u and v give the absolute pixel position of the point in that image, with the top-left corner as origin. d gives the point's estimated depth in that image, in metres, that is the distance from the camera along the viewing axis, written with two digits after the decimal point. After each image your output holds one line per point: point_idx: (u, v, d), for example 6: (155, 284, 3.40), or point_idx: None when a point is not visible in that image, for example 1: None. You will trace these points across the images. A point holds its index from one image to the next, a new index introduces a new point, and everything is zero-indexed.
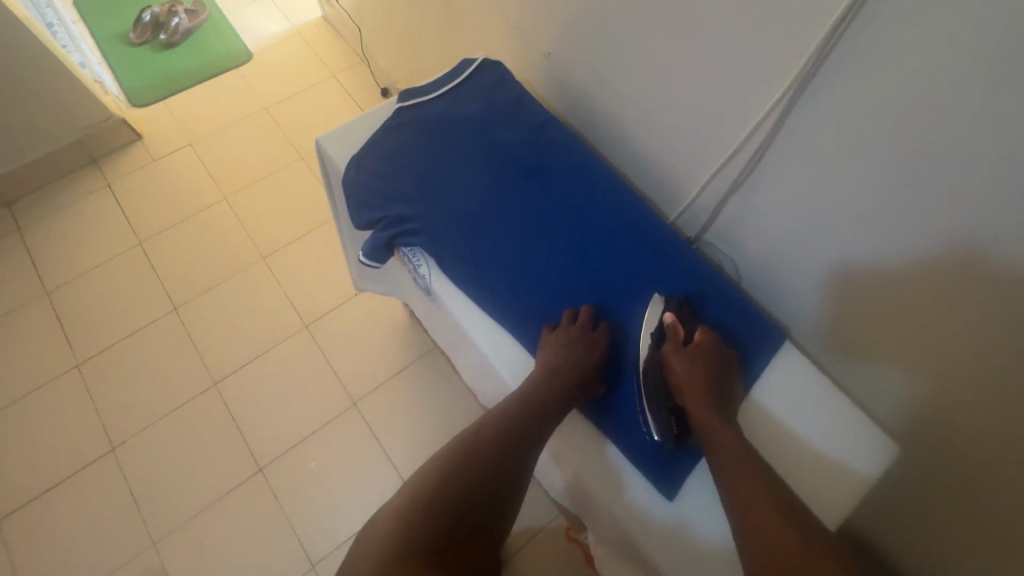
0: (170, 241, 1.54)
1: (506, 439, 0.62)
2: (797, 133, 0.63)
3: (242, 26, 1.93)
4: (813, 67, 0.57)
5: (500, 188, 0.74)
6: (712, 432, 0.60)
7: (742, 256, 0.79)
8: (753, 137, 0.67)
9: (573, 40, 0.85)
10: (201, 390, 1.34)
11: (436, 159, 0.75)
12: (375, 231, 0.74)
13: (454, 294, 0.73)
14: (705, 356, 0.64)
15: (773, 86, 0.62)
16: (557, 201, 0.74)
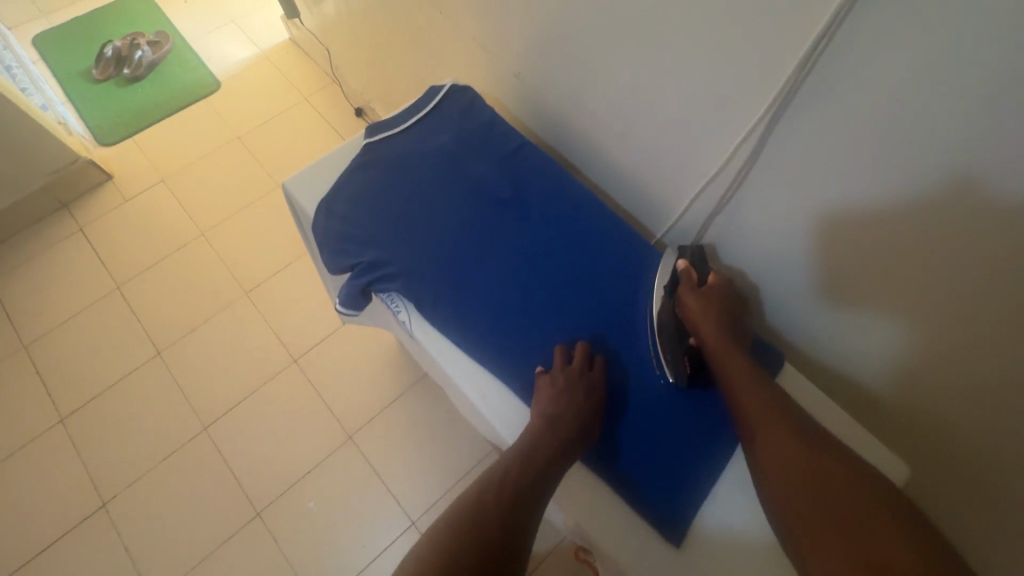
0: (151, 281, 1.50)
1: (519, 481, 0.56)
2: (780, 147, 0.60)
3: (207, 54, 1.89)
4: (793, 76, 0.54)
5: (476, 227, 0.71)
6: (728, 362, 0.61)
7: (738, 271, 0.76)
8: (738, 149, 0.64)
9: (542, 54, 0.82)
10: (192, 437, 1.30)
11: (401, 198, 0.72)
12: (350, 277, 0.71)
13: (443, 338, 0.70)
14: (719, 297, 0.64)
15: (762, 90, 0.58)
16: (535, 234, 0.71)
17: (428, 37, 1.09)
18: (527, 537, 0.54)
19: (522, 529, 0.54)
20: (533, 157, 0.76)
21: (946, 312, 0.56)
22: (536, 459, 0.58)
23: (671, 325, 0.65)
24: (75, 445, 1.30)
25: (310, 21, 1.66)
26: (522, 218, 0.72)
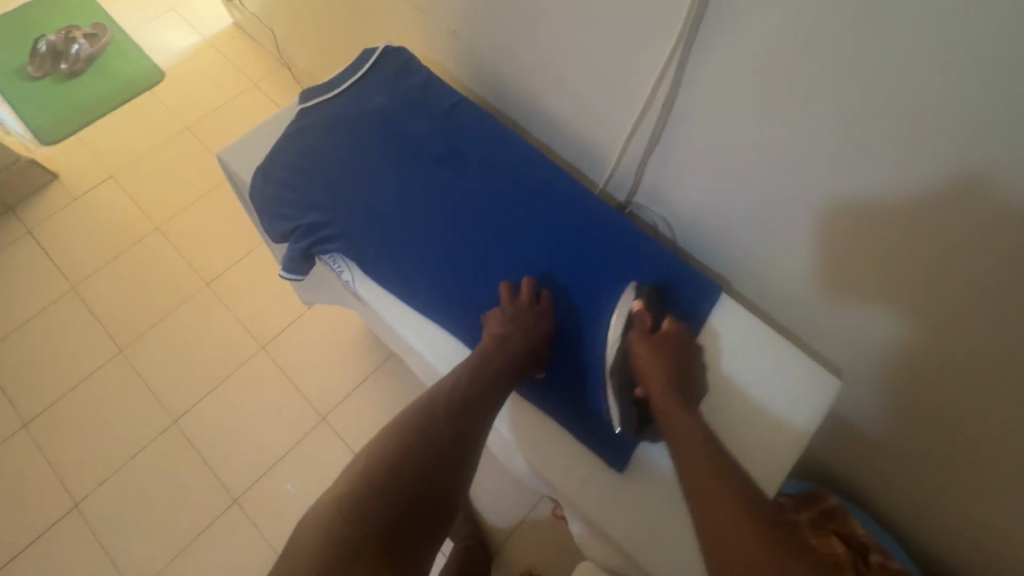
0: (107, 279, 1.47)
1: (466, 398, 0.59)
2: (697, 85, 0.62)
3: (147, 43, 1.82)
4: (699, 10, 0.56)
5: (414, 183, 0.72)
6: (671, 416, 0.58)
7: (675, 212, 0.78)
8: (659, 90, 0.65)
9: (469, 10, 0.82)
10: (161, 431, 1.29)
11: (340, 162, 0.72)
12: (291, 241, 0.71)
13: (389, 296, 0.71)
14: (671, 346, 0.62)
15: (673, 21, 0.59)
16: (475, 187, 0.72)
17: (365, 6, 1.08)
18: (472, 447, 0.57)
19: (468, 440, 0.57)
20: (469, 113, 0.77)
21: (857, 227, 0.60)
22: (484, 379, 0.61)
23: (619, 376, 0.63)
24: (42, 449, 1.28)
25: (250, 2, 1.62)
26: (460, 171, 0.73)
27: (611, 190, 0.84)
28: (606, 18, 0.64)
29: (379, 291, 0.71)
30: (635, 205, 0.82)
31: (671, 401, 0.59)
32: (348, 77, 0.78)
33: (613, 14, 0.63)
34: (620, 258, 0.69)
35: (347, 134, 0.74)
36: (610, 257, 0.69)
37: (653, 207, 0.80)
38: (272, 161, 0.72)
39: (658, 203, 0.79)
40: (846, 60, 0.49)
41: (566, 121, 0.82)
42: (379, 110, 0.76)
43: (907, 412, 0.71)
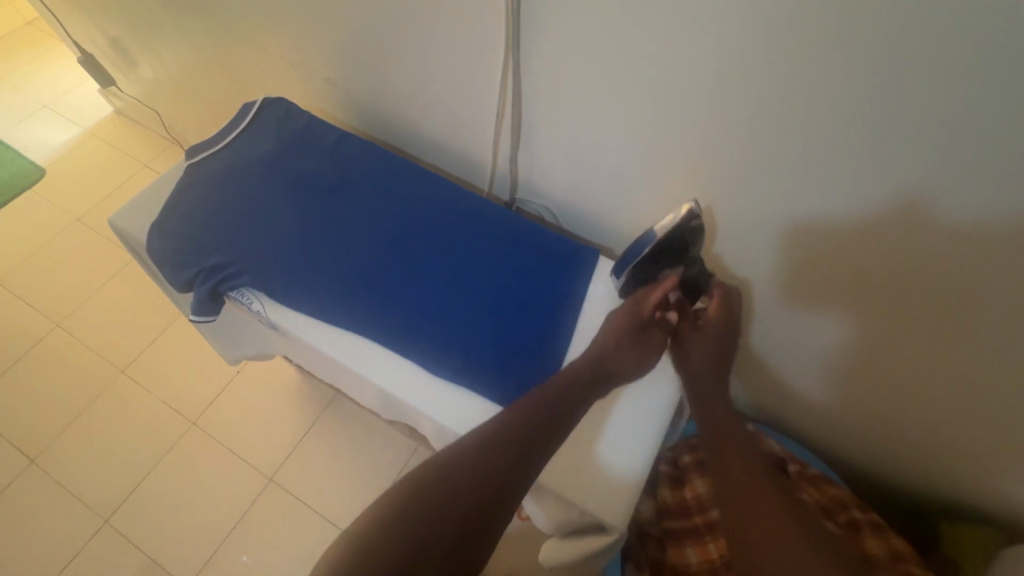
0: (6, 390, 1.36)
1: (508, 443, 0.60)
2: (534, 86, 0.72)
3: (23, 144, 1.77)
4: (513, 24, 0.65)
5: (309, 213, 0.77)
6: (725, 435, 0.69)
7: (553, 200, 0.88)
8: (505, 94, 0.74)
9: (338, 58, 0.90)
10: (91, 536, 1.20)
11: (235, 208, 0.76)
12: (197, 285, 0.73)
13: (301, 317, 0.73)
14: (718, 331, 0.72)
15: (498, 42, 0.68)
16: (369, 208, 0.78)
17: (242, 69, 1.14)
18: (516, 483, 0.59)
19: (503, 498, 0.58)
20: (351, 145, 0.83)
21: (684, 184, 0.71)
22: (531, 417, 0.62)
23: (641, 330, 0.72)
24: None
25: (126, 87, 1.62)
26: (349, 196, 0.79)
27: (497, 190, 0.93)
28: (447, 44, 0.74)
29: (292, 313, 0.73)
30: (518, 200, 0.91)
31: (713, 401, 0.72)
32: (230, 133, 0.83)
33: (452, 42, 0.73)
34: (509, 245, 0.77)
35: (238, 182, 0.78)
36: (498, 245, 0.77)
37: (534, 200, 0.90)
38: (167, 217, 0.75)
39: (538, 195, 0.89)
40: (631, 46, 0.60)
41: (445, 142, 0.91)
42: (267, 156, 0.80)
43: (778, 329, 0.82)
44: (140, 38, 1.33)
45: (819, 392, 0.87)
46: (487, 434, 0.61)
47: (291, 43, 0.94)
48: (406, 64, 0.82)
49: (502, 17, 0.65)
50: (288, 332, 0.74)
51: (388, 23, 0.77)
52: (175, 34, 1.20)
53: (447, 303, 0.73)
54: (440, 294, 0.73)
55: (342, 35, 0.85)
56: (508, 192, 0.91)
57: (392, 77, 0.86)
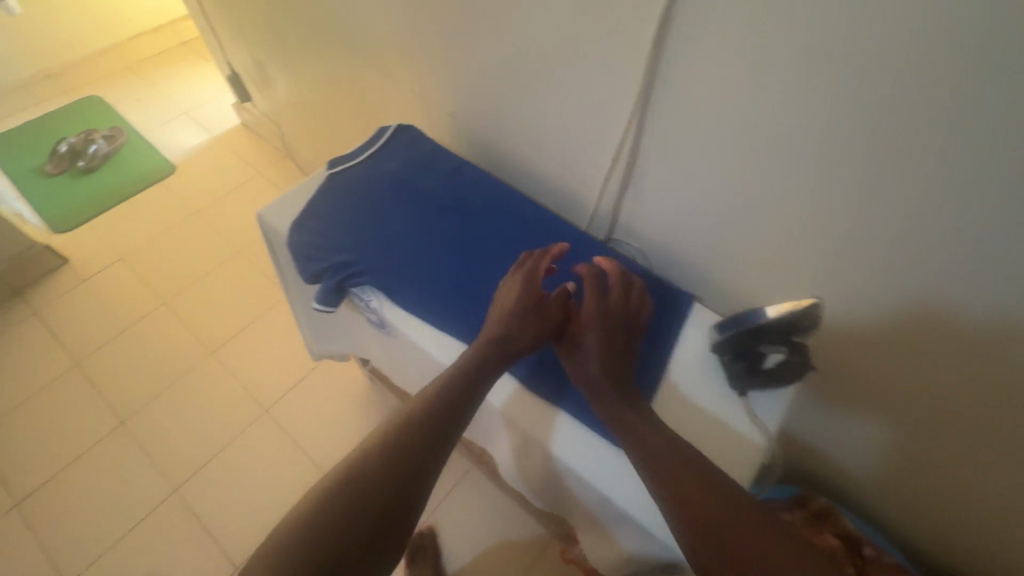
0: (109, 354, 1.50)
1: (422, 423, 0.61)
2: (654, 138, 0.77)
3: (162, 143, 2.01)
4: (649, 82, 0.71)
5: (429, 227, 0.84)
6: (652, 433, 0.62)
7: (648, 244, 0.91)
8: (625, 144, 0.81)
9: (467, 95, 1.00)
10: (162, 500, 1.28)
11: (365, 215, 0.85)
12: (324, 278, 0.81)
13: (412, 321, 0.79)
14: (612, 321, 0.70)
15: (629, 94, 0.75)
16: (482, 229, 0.85)
17: (372, 97, 1.28)
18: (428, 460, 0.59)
19: (420, 483, 0.57)
20: (470, 172, 0.92)
21: (786, 244, 0.73)
22: (441, 398, 0.64)
23: (535, 311, 0.71)
24: (34, 529, 1.24)
25: (260, 103, 1.84)
26: (466, 217, 0.86)
27: (593, 229, 0.98)
28: (578, 91, 0.81)
29: (405, 316, 0.79)
30: (613, 237, 0.95)
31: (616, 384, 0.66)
32: (366, 149, 0.93)
33: (583, 90, 0.80)
34: None
35: (371, 192, 0.87)
36: None
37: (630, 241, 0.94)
38: (309, 215, 0.84)
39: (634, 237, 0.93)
40: (761, 108, 0.64)
41: (551, 179, 0.98)
42: (396, 173, 0.90)
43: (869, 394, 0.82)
44: (285, 64, 1.52)
45: (865, 438, 0.87)
46: (393, 429, 0.60)
47: (427, 81, 1.06)
48: (530, 105, 0.90)
49: (639, 75, 0.72)
50: (397, 331, 0.80)
51: (524, 69, 0.86)
52: (318, 63, 1.37)
53: None
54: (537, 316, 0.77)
55: (478, 78, 0.95)
56: (605, 231, 0.96)
57: (514, 116, 0.95)
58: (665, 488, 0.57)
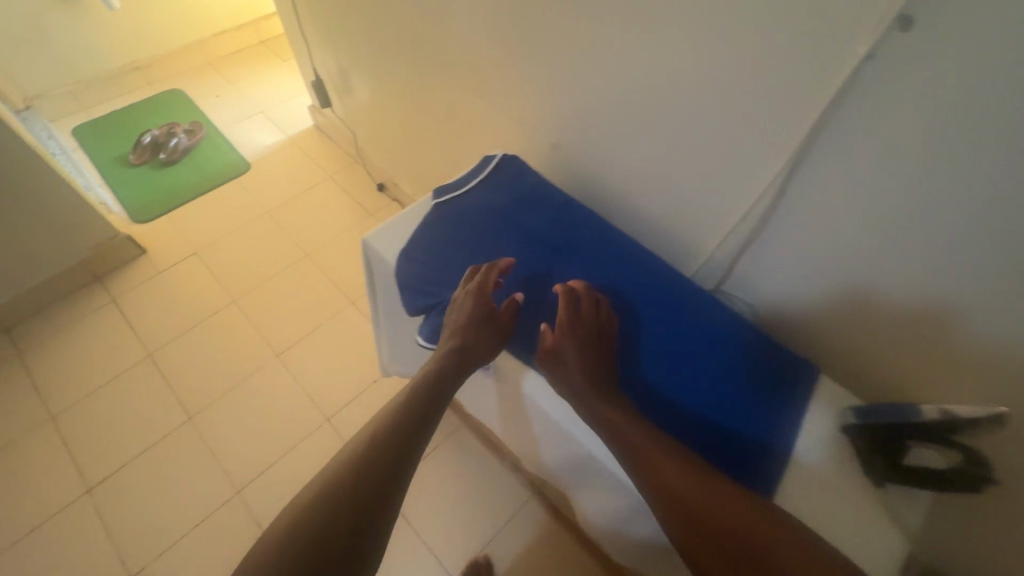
0: (180, 347, 1.53)
1: (394, 434, 0.64)
2: (795, 199, 0.73)
3: (238, 140, 2.06)
4: (806, 145, 0.67)
5: (541, 269, 0.82)
6: (614, 416, 0.65)
7: (762, 301, 0.87)
8: (759, 202, 0.76)
9: (576, 129, 0.97)
10: (224, 502, 1.29)
11: (477, 251, 0.83)
12: (432, 313, 0.80)
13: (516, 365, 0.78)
14: (572, 328, 0.72)
15: (779, 152, 0.70)
16: (595, 274, 0.82)
17: (463, 118, 1.26)
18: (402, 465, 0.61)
19: (395, 482, 0.59)
20: (579, 212, 0.89)
21: (939, 328, 0.67)
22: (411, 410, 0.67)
23: (486, 319, 0.75)
24: (102, 518, 1.26)
25: (337, 109, 1.86)
26: (578, 260, 0.84)
27: (698, 277, 0.94)
28: (712, 141, 0.77)
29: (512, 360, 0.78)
30: (719, 289, 0.92)
31: (589, 384, 0.68)
32: (477, 180, 0.91)
33: (720, 141, 0.76)
34: (731, 339, 0.76)
35: (482, 228, 0.85)
36: (721, 338, 0.76)
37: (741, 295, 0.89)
38: (420, 247, 0.83)
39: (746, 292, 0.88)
40: (945, 187, 0.58)
41: (658, 222, 0.95)
42: (507, 209, 0.88)
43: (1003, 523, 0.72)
44: (371, 76, 1.52)
45: None
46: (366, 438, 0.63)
47: (531, 111, 1.04)
48: (651, 148, 0.86)
49: (795, 138, 0.67)
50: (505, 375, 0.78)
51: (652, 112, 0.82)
52: (409, 79, 1.37)
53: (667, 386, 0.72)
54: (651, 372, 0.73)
55: (594, 115, 0.92)
56: (713, 282, 0.92)
57: (628, 156, 0.91)
58: (648, 484, 0.59)
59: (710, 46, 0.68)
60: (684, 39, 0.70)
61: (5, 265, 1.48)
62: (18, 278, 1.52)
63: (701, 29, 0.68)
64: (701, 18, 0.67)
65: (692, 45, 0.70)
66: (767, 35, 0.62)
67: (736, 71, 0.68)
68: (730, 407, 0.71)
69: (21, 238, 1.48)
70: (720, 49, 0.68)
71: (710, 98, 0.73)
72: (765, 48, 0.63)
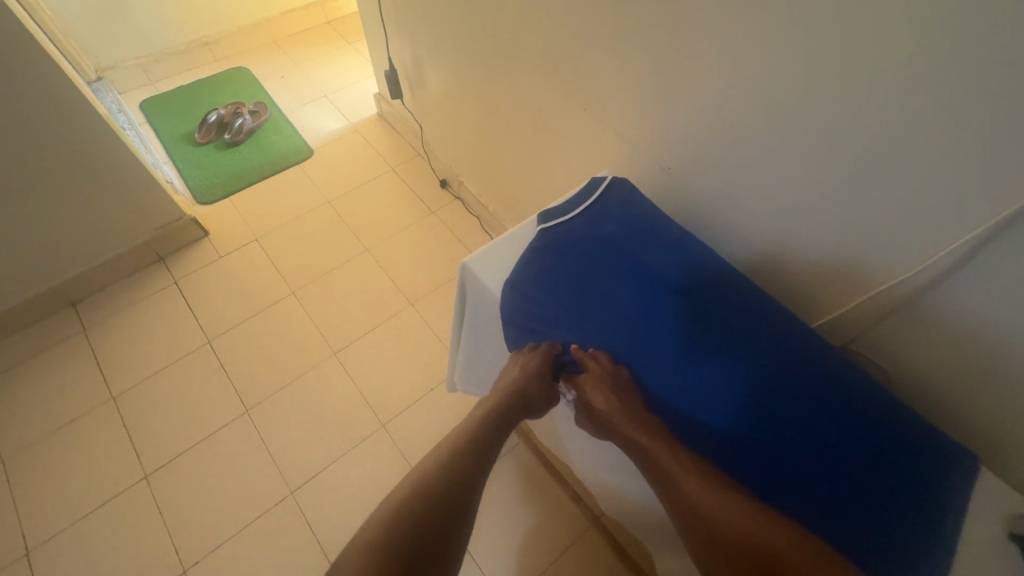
0: (239, 337, 1.53)
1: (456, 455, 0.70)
2: (978, 269, 0.63)
3: (302, 124, 2.02)
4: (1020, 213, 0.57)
5: (661, 314, 0.75)
6: (643, 439, 0.65)
7: (900, 366, 0.78)
8: (928, 265, 0.67)
9: (696, 155, 0.89)
10: (278, 500, 1.28)
11: (587, 289, 0.78)
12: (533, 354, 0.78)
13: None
14: (600, 373, 0.71)
15: (983, 214, 0.60)
16: (727, 323, 0.73)
17: (552, 125, 1.19)
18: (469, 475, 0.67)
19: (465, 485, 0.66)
20: (698, 250, 0.82)
21: None
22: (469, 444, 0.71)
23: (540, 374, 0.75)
24: (158, 505, 1.27)
25: (406, 101, 1.81)
26: (704, 306, 0.75)
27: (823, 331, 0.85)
28: (879, 192, 0.68)
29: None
30: (848, 346, 0.83)
31: (617, 412, 0.67)
32: (589, 209, 0.86)
33: (893, 192, 0.66)
34: (884, 418, 0.66)
35: (593, 263, 0.80)
36: (875, 416, 0.66)
37: (874, 355, 0.80)
38: (526, 280, 0.81)
39: (879, 353, 0.80)
40: None
41: (778, 263, 0.87)
42: (622, 243, 0.82)
43: None
44: (449, 71, 1.46)
45: None
46: (424, 472, 0.66)
47: (639, 128, 0.96)
48: (793, 188, 0.78)
49: (1010, 204, 0.57)
50: None
51: (806, 150, 0.73)
52: (492, 80, 1.30)
53: (817, 468, 0.63)
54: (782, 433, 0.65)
55: (723, 145, 0.84)
56: (842, 338, 0.83)
57: (758, 192, 0.83)
58: (674, 506, 0.61)
59: (902, 90, 0.60)
60: (868, 77, 0.62)
61: (76, 240, 1.49)
62: (86, 254, 1.53)
63: (894, 69, 0.60)
64: (896, 57, 0.59)
65: (876, 85, 0.62)
66: (985, 83, 0.54)
67: (930, 121, 0.59)
68: (876, 486, 0.62)
69: (93, 216, 1.48)
70: (915, 93, 0.59)
71: (888, 147, 0.64)
72: (977, 100, 0.55)
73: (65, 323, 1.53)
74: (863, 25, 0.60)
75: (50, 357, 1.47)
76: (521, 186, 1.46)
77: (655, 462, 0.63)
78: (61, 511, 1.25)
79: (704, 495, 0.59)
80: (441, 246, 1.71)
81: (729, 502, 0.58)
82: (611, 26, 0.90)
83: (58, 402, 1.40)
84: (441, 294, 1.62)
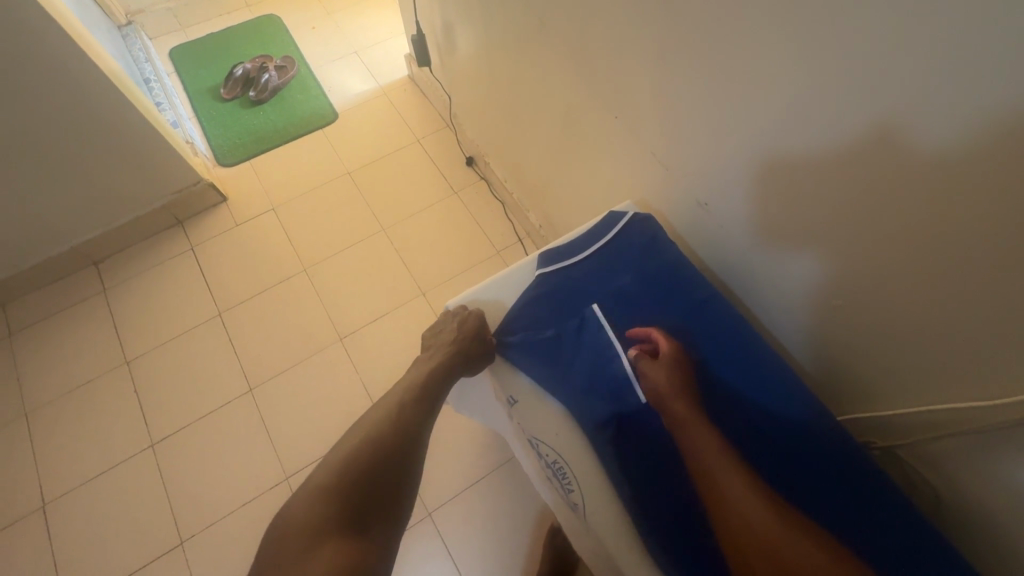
0: (251, 310, 1.51)
1: (403, 424, 0.76)
2: None
3: (329, 83, 1.91)
4: None
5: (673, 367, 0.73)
6: (691, 421, 0.67)
7: (958, 488, 0.66)
8: (1015, 405, 0.55)
9: (739, 198, 0.76)
10: (273, 484, 1.29)
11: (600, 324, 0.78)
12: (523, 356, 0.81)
13: (594, 473, 0.74)
14: (664, 359, 0.71)
15: None
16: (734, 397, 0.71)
17: (582, 124, 1.04)
18: (417, 439, 0.76)
19: (411, 444, 0.75)
20: (719, 311, 0.76)
21: None
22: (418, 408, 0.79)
23: (479, 330, 0.82)
24: (162, 474, 1.31)
25: (436, 69, 1.66)
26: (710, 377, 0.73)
27: (883, 423, 0.72)
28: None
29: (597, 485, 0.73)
30: (915, 446, 0.70)
31: (675, 396, 0.69)
32: (598, 254, 0.82)
33: None
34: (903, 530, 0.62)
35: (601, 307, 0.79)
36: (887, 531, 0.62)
37: (925, 467, 0.69)
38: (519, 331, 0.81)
39: (932, 466, 0.68)
40: None
41: (826, 333, 0.74)
42: (631, 291, 0.79)
43: None
44: (478, 45, 1.31)
45: None
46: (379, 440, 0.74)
47: (677, 147, 0.82)
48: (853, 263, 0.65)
49: None
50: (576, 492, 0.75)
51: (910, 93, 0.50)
52: (521, 62, 1.15)
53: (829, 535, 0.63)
54: (790, 471, 0.66)
55: (779, 187, 0.69)
56: (888, 439, 0.73)
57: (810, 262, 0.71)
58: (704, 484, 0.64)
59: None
60: None
61: (93, 202, 1.47)
62: (103, 216, 1.52)
63: None
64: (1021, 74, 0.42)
65: None
66: None
67: None
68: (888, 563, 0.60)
69: (106, 179, 1.45)
70: None
71: None
72: None
73: (84, 282, 1.55)
74: (971, 64, 0.44)
75: (70, 314, 1.50)
76: (548, 180, 1.32)
77: (694, 444, 0.66)
78: (74, 469, 1.31)
79: (735, 481, 0.62)
80: (460, 231, 1.61)
81: (754, 491, 0.61)
82: (651, 26, 0.74)
83: (74, 362, 1.43)
84: (455, 283, 1.54)
